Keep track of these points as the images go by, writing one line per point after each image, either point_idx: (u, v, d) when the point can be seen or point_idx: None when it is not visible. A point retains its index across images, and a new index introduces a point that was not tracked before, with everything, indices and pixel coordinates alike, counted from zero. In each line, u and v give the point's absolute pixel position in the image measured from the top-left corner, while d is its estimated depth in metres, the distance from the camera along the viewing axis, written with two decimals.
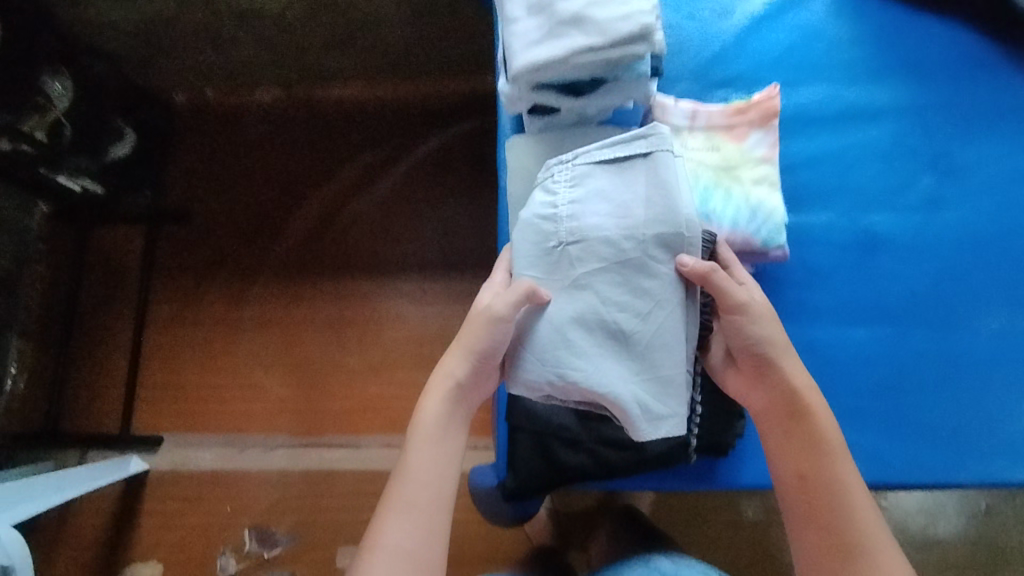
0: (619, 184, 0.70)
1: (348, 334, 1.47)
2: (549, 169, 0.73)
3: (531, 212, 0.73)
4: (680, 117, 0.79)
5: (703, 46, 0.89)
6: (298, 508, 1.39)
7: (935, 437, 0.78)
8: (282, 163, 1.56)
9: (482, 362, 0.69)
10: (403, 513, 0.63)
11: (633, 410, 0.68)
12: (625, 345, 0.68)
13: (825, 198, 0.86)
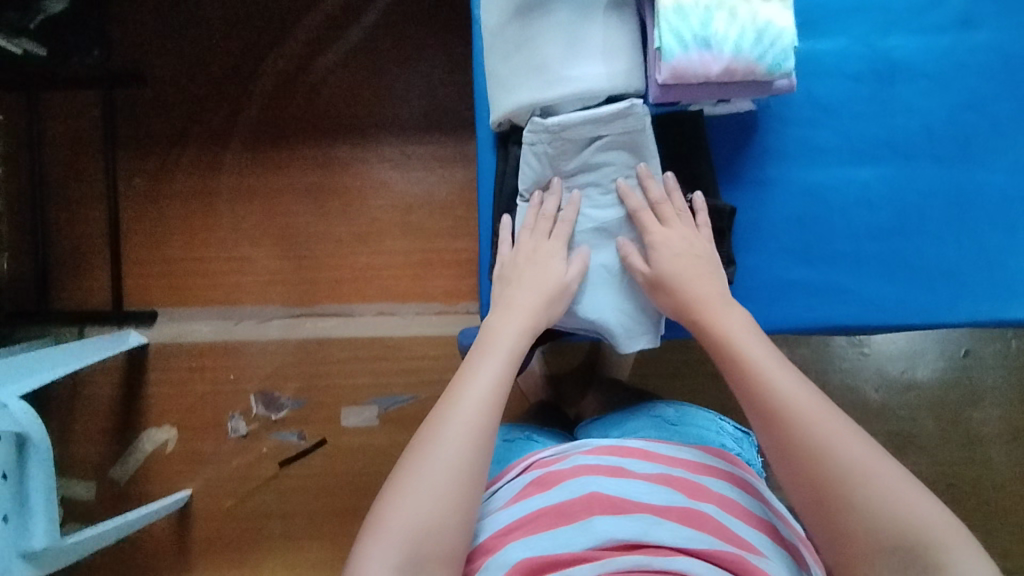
0: (607, 159, 0.73)
1: (332, 201, 1.41)
2: (537, 135, 0.71)
3: (527, 183, 0.74)
4: None
5: None
6: (298, 374, 1.41)
7: (932, 276, 0.76)
8: (238, 10, 1.39)
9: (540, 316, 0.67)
10: (476, 403, 0.56)
11: (616, 333, 0.74)
12: (613, 289, 0.74)
13: (842, 19, 0.76)
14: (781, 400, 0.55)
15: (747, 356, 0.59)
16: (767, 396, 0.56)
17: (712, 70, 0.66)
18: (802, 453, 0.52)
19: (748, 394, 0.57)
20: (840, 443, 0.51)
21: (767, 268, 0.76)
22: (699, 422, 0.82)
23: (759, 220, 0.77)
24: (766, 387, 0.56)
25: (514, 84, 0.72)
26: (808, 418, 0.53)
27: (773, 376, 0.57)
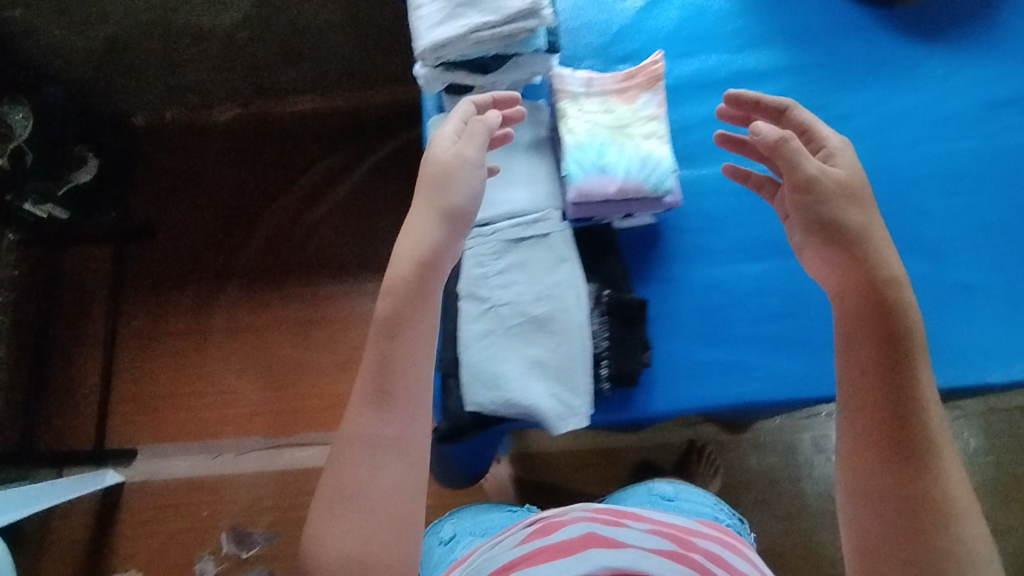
0: (534, 258, 0.85)
1: (315, 334, 1.53)
2: (475, 242, 0.87)
3: (468, 281, 0.86)
4: (576, 84, 0.87)
5: (604, 28, 1.02)
6: (273, 507, 1.43)
7: (822, 350, 0.87)
8: (242, 174, 1.63)
9: (451, 220, 0.66)
10: (378, 407, 0.57)
11: (549, 414, 0.80)
12: (544, 371, 0.82)
13: (717, 152, 0.96)
14: (936, 455, 0.51)
15: (922, 390, 0.53)
16: (925, 441, 0.51)
17: (609, 189, 0.83)
18: (936, 519, 0.49)
19: (905, 423, 0.52)
20: (975, 523, 0.49)
21: (679, 353, 0.88)
22: (694, 502, 0.95)
23: (670, 311, 0.90)
24: (926, 429, 0.52)
25: None
26: (954, 488, 0.50)
27: (936, 422, 0.52)
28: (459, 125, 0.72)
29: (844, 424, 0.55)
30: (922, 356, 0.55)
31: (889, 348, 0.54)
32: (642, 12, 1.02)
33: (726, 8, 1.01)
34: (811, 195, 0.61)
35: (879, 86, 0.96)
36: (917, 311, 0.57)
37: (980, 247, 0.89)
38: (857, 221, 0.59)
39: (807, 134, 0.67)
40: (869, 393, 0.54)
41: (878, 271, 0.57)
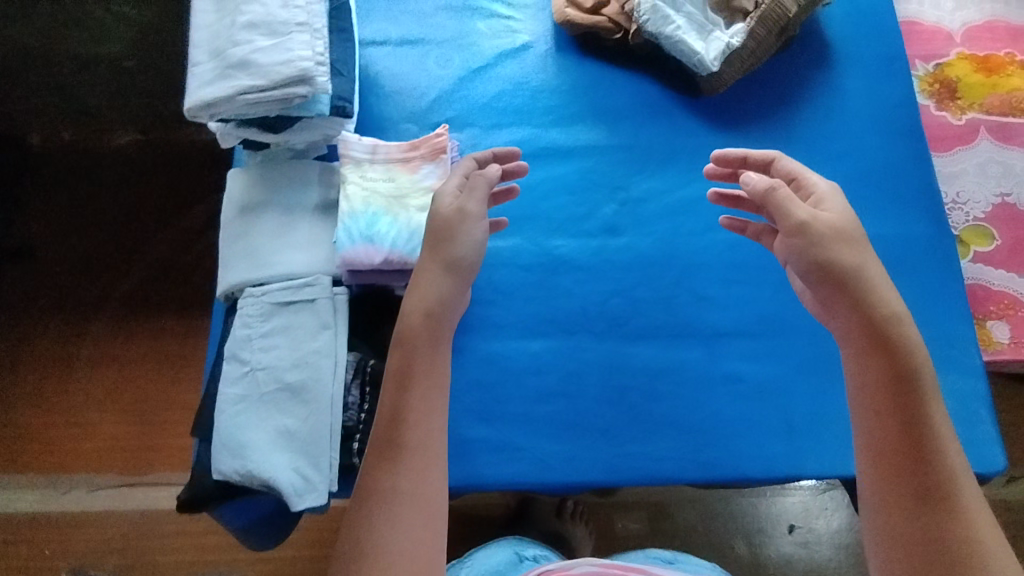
0: (298, 323, 0.82)
1: (186, 368, 1.43)
2: (245, 302, 0.84)
3: (232, 343, 0.83)
4: (360, 151, 0.88)
5: (423, 95, 1.05)
6: (121, 550, 1.32)
7: (593, 434, 0.86)
8: (126, 198, 1.55)
9: (455, 271, 0.72)
10: (388, 458, 0.61)
11: (286, 488, 0.76)
12: (291, 441, 0.78)
13: (517, 225, 0.97)
14: (957, 493, 0.57)
15: (938, 423, 0.60)
16: (943, 477, 0.58)
17: (375, 259, 0.82)
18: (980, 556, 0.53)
19: (926, 466, 0.58)
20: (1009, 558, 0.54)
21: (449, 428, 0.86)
22: (694, 564, 0.89)
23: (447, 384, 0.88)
24: (942, 470, 0.58)
25: (230, 265, 0.87)
26: (982, 528, 0.55)
27: (955, 460, 0.59)
28: (460, 180, 0.79)
29: (874, 474, 0.60)
30: (931, 394, 0.62)
31: (899, 392, 0.62)
32: (461, 82, 1.05)
33: (542, 85, 1.05)
34: (803, 239, 0.70)
35: (681, 172, 1.00)
36: (921, 348, 0.64)
37: (749, 342, 0.91)
38: (847, 259, 0.68)
39: (796, 181, 0.76)
40: (894, 439, 0.60)
41: (879, 312, 0.65)
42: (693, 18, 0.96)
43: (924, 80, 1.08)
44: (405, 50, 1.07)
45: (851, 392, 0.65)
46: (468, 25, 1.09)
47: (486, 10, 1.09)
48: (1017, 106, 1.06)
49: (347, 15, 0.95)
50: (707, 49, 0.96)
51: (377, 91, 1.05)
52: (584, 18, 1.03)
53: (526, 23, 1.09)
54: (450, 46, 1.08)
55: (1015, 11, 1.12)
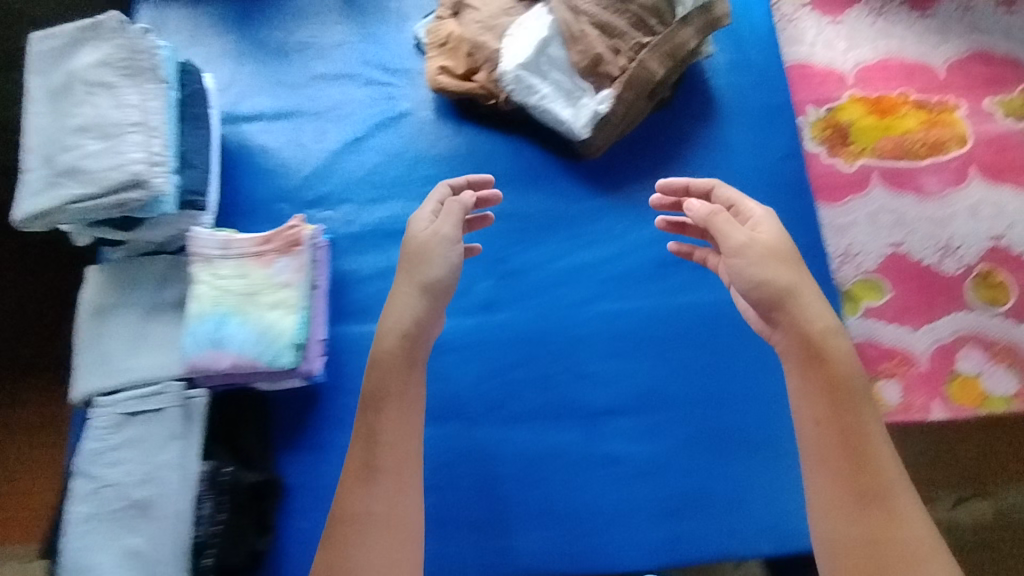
0: (147, 433, 0.80)
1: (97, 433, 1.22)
2: (94, 413, 0.82)
3: (81, 458, 0.80)
4: (211, 247, 0.85)
5: (296, 171, 1.02)
6: None
7: (466, 528, 0.84)
8: None
9: (433, 297, 0.73)
10: (365, 485, 0.67)
11: None
12: (137, 562, 0.75)
13: None
14: (887, 498, 0.61)
15: (871, 429, 0.64)
16: (881, 479, 0.62)
17: (222, 364, 0.80)
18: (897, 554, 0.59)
19: (856, 473, 0.62)
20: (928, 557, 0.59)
21: (316, 530, 0.83)
22: None
23: (314, 483, 0.85)
24: (881, 475, 0.62)
25: (81, 373, 0.84)
26: (913, 532, 0.60)
27: (884, 464, 0.63)
28: (435, 206, 0.80)
29: (827, 478, 0.63)
30: (862, 402, 0.65)
31: (837, 400, 0.65)
32: (336, 154, 1.03)
33: (418, 154, 1.02)
34: (742, 260, 0.69)
35: (561, 240, 0.97)
36: (852, 360, 0.66)
37: (628, 419, 0.89)
38: (783, 277, 0.68)
39: (734, 207, 0.75)
40: (829, 447, 0.64)
41: (812, 326, 0.67)
42: (559, 85, 0.92)
43: (816, 125, 1.05)
44: (280, 125, 1.05)
45: (791, 394, 0.68)
46: (344, 94, 1.06)
47: (362, 76, 1.07)
48: (910, 149, 1.03)
49: (201, 101, 0.91)
50: (576, 116, 0.92)
51: (252, 170, 1.03)
52: (456, 84, 0.99)
53: (403, 89, 1.06)
54: (326, 117, 1.05)
55: (909, 47, 1.09)
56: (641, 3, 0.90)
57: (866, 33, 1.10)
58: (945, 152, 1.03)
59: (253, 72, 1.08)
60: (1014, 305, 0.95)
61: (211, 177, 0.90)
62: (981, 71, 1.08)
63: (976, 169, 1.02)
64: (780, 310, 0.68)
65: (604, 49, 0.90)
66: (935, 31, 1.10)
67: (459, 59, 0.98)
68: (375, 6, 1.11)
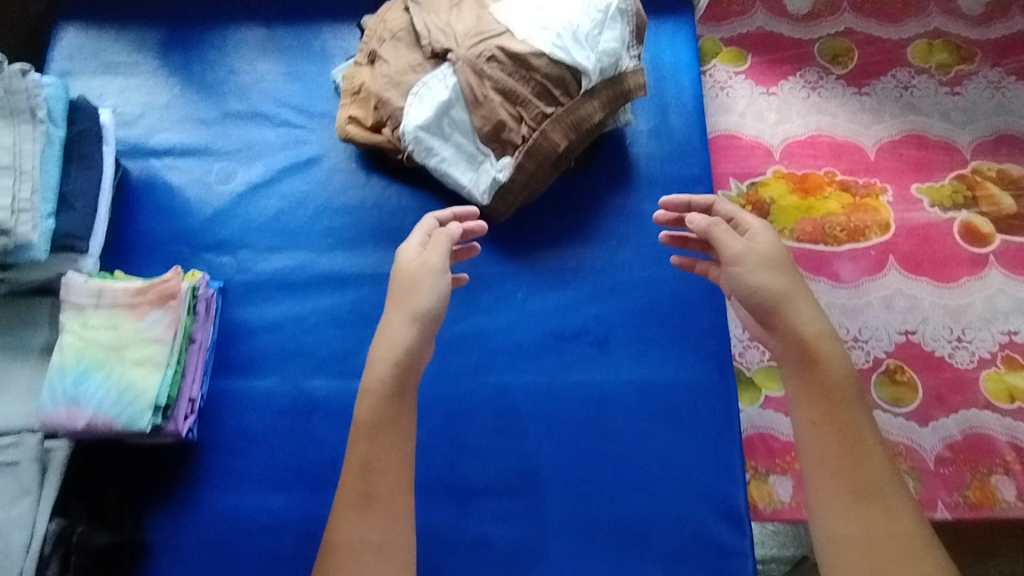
0: None
1: None
2: None
3: None
4: (82, 296, 0.83)
5: (196, 212, 0.99)
6: None
7: None
8: None
9: (424, 324, 0.74)
10: (359, 512, 0.67)
11: None
12: None
13: (276, 361, 0.92)
14: (885, 496, 0.63)
15: (866, 431, 0.66)
16: (880, 480, 0.63)
17: (77, 422, 0.77)
18: (892, 547, 0.60)
19: (854, 471, 0.64)
20: (917, 558, 0.60)
21: None
22: None
23: (175, 544, 0.83)
24: (883, 475, 0.64)
25: None
26: (904, 535, 0.61)
27: (877, 462, 0.64)
28: (424, 236, 0.81)
29: (828, 477, 0.64)
30: (858, 406, 0.67)
31: (829, 401, 0.67)
32: (240, 197, 1.00)
33: (324, 203, 1.00)
34: (741, 267, 0.74)
35: (458, 305, 0.94)
36: (844, 363, 0.69)
37: (503, 501, 0.85)
38: (775, 284, 0.72)
39: (734, 221, 0.79)
40: (831, 446, 0.65)
41: (807, 330, 0.70)
42: (461, 148, 0.90)
43: (736, 200, 1.02)
44: (187, 162, 1.02)
45: (787, 398, 0.71)
46: (257, 134, 1.03)
47: (277, 117, 1.04)
48: (830, 233, 1.00)
49: (92, 141, 0.89)
50: (477, 180, 0.91)
51: (152, 207, 0.99)
52: (365, 135, 0.96)
53: (316, 134, 1.03)
54: (235, 158, 1.02)
55: (840, 125, 1.06)
56: (545, 73, 0.87)
57: (797, 107, 1.07)
58: (864, 239, 1.00)
59: (167, 105, 1.05)
60: (918, 407, 0.92)
61: (96, 220, 0.88)
62: (913, 155, 1.04)
63: (895, 259, 0.99)
64: (776, 317, 0.71)
65: (507, 116, 0.88)
66: (868, 111, 1.07)
67: (369, 110, 0.96)
68: (297, 43, 1.08)
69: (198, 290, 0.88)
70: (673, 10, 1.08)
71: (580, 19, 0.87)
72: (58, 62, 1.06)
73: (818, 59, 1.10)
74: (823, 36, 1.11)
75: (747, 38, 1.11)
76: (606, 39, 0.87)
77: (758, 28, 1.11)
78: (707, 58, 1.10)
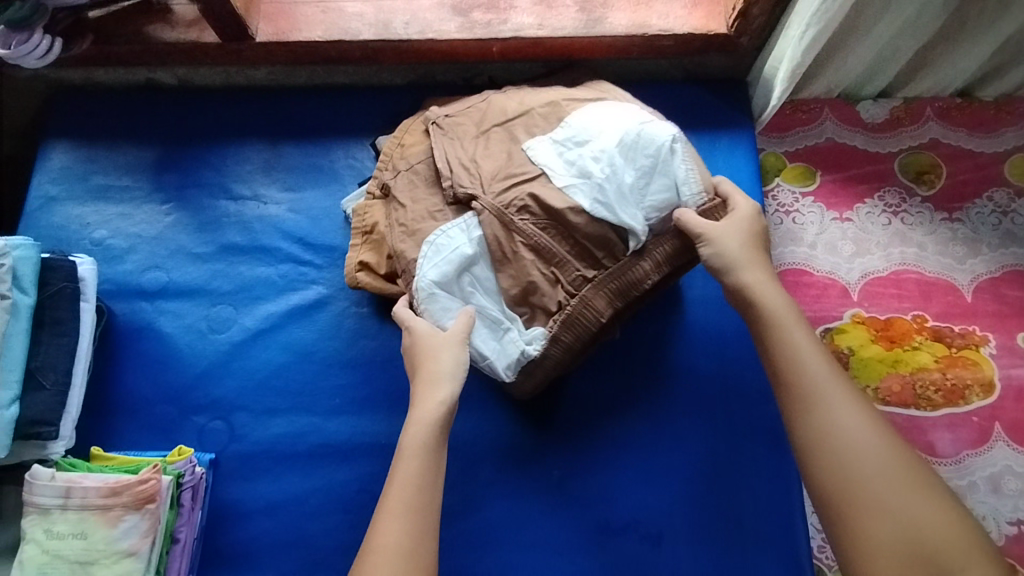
0: None
1: None
2: None
3: None
4: (48, 496, 0.71)
5: (186, 366, 0.87)
6: None
7: None
8: None
9: (453, 376, 0.71)
10: (403, 516, 0.62)
11: None
12: None
13: (271, 555, 0.79)
14: (827, 396, 0.62)
15: (804, 349, 0.65)
16: (832, 391, 0.62)
17: None
18: (840, 438, 0.60)
19: (799, 385, 0.63)
20: (866, 444, 0.59)
21: None
22: None
23: None
24: (830, 387, 0.62)
25: None
26: (869, 444, 0.59)
27: (816, 365, 0.64)
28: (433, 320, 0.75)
29: (793, 408, 0.63)
30: (799, 326, 0.67)
31: (773, 325, 0.67)
32: (238, 348, 0.88)
33: (331, 356, 0.87)
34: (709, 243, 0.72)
35: (482, 486, 0.80)
36: (781, 297, 0.69)
37: None
38: (732, 252, 0.72)
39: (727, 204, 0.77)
40: (772, 365, 0.66)
41: (744, 280, 0.71)
42: (484, 312, 0.76)
43: None
44: (180, 304, 0.91)
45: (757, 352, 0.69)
46: (257, 272, 0.92)
47: (280, 250, 0.92)
48: (922, 393, 0.85)
49: (66, 303, 0.78)
50: (500, 351, 0.77)
51: (140, 360, 0.88)
52: (378, 284, 0.86)
53: (325, 273, 0.91)
54: (233, 301, 0.90)
55: (929, 258, 0.91)
56: (585, 232, 0.73)
57: (877, 237, 0.92)
58: (964, 402, 0.84)
59: (160, 236, 0.94)
60: None
61: (69, 396, 0.77)
62: (1018, 296, 0.89)
63: (1002, 427, 0.83)
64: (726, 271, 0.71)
65: (541, 278, 0.74)
66: (961, 241, 0.92)
67: (383, 257, 0.85)
68: (305, 164, 0.96)
69: (184, 477, 0.76)
70: (730, 124, 0.95)
71: (625, 169, 0.73)
72: (45, 186, 0.96)
73: (900, 176, 0.95)
74: (904, 149, 0.97)
75: (816, 152, 0.97)
76: (657, 189, 0.73)
77: (829, 139, 0.97)
78: (770, 175, 0.97)
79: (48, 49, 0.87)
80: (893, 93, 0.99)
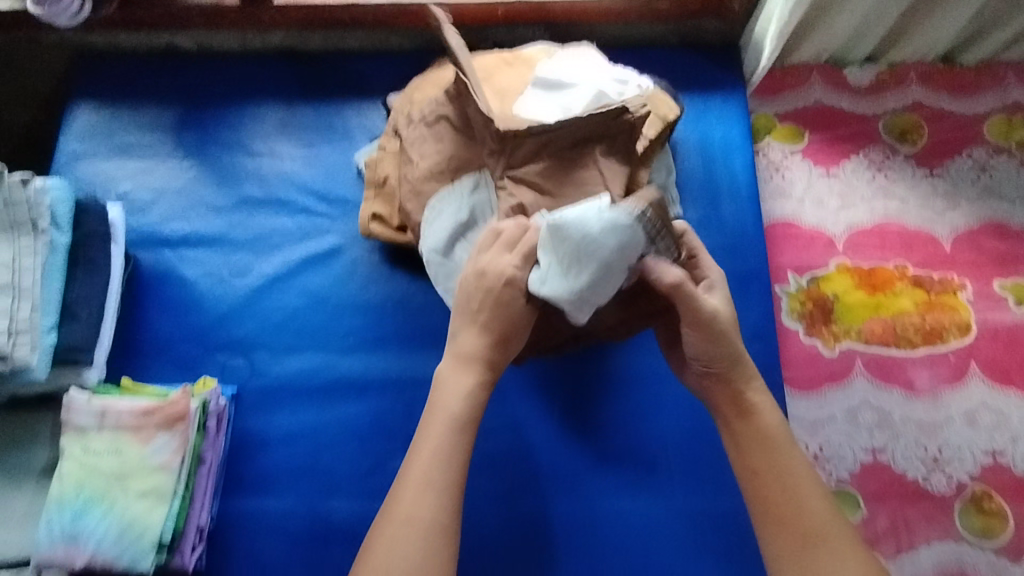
0: None
1: None
2: None
3: None
4: (84, 417, 0.76)
5: (208, 308, 0.92)
6: None
7: None
8: None
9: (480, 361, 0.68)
10: (427, 490, 0.62)
11: None
12: None
13: (290, 480, 0.84)
14: (817, 539, 0.63)
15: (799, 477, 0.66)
16: (821, 531, 0.63)
17: (75, 563, 0.71)
18: None
19: (784, 523, 0.64)
20: None
21: None
22: None
23: None
24: (818, 522, 0.63)
25: None
26: None
27: (811, 508, 0.64)
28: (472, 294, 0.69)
29: (784, 544, 0.63)
30: (788, 446, 0.68)
31: (760, 445, 0.68)
32: (257, 292, 0.93)
33: (344, 300, 0.92)
34: (707, 327, 0.68)
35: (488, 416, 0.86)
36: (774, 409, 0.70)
37: None
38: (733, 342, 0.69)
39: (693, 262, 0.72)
40: (760, 495, 0.66)
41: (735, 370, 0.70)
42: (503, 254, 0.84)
43: (794, 297, 0.93)
44: (201, 252, 0.95)
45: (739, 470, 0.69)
46: (275, 223, 0.97)
47: (296, 202, 0.97)
48: (902, 334, 0.90)
49: (98, 243, 0.83)
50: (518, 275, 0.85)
51: (164, 303, 0.93)
52: (390, 234, 0.91)
53: (339, 223, 0.96)
54: (252, 249, 0.95)
55: (910, 211, 0.97)
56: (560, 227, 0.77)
57: (862, 191, 0.98)
58: (942, 342, 0.90)
59: (182, 189, 0.99)
60: (1010, 541, 0.82)
61: (102, 329, 0.82)
62: (995, 247, 0.94)
63: (977, 365, 0.89)
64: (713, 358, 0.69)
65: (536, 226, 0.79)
66: (941, 195, 0.97)
67: (394, 208, 0.90)
68: (319, 122, 1.02)
69: (209, 404, 0.81)
70: (722, 85, 1.00)
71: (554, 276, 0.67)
72: (72, 142, 1.01)
73: (885, 135, 1.00)
74: (889, 109, 1.02)
75: (805, 112, 1.02)
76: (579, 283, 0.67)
77: (817, 101, 1.03)
78: (760, 134, 1.02)
79: (80, 10, 0.99)
80: (879, 57, 1.05)
